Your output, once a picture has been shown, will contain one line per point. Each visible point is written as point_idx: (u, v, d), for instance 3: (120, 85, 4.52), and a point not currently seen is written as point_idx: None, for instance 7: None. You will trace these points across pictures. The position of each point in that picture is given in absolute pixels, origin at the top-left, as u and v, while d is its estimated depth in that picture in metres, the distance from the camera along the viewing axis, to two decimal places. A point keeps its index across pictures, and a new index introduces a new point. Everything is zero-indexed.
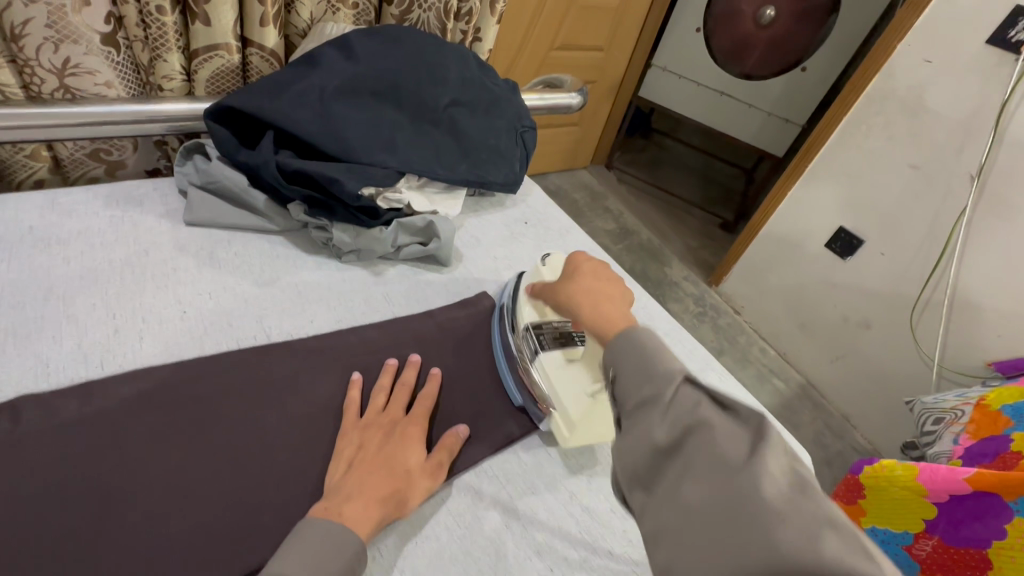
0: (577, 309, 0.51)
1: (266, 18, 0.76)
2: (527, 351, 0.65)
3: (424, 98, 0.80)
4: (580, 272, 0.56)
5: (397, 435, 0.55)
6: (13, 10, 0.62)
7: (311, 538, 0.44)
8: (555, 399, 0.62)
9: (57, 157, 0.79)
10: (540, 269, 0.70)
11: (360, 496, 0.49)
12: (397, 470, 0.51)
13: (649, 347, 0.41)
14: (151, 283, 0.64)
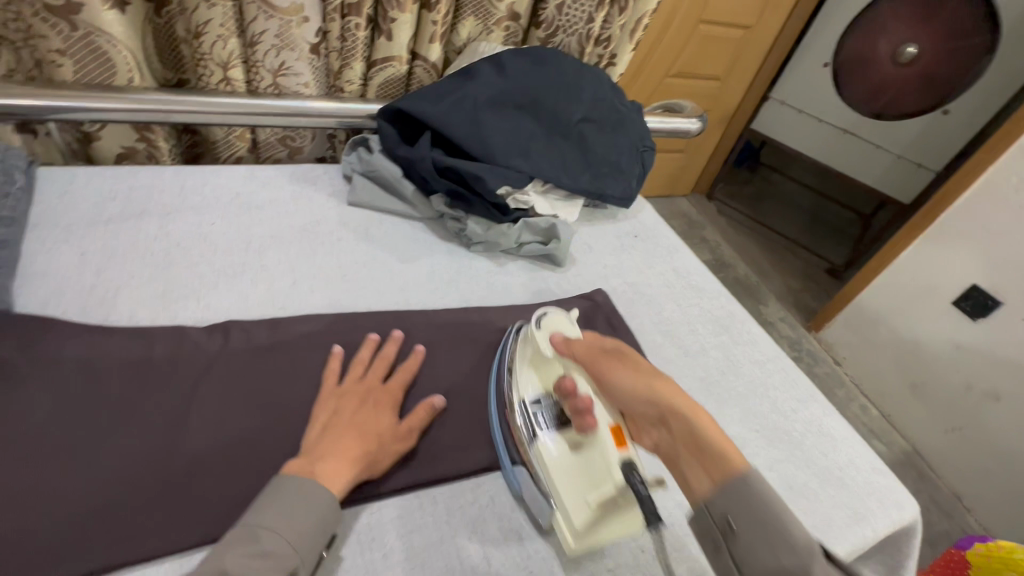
0: (693, 430, 0.46)
1: (435, 36, 0.88)
2: (523, 433, 0.59)
3: (559, 112, 0.87)
4: (638, 366, 0.55)
5: (371, 402, 0.58)
6: (256, 23, 0.78)
7: (292, 495, 0.47)
8: (552, 494, 0.56)
9: (255, 140, 0.96)
10: (534, 331, 0.63)
11: (331, 455, 0.51)
12: (371, 436, 0.54)
13: (764, 498, 0.41)
14: (321, 248, 0.77)
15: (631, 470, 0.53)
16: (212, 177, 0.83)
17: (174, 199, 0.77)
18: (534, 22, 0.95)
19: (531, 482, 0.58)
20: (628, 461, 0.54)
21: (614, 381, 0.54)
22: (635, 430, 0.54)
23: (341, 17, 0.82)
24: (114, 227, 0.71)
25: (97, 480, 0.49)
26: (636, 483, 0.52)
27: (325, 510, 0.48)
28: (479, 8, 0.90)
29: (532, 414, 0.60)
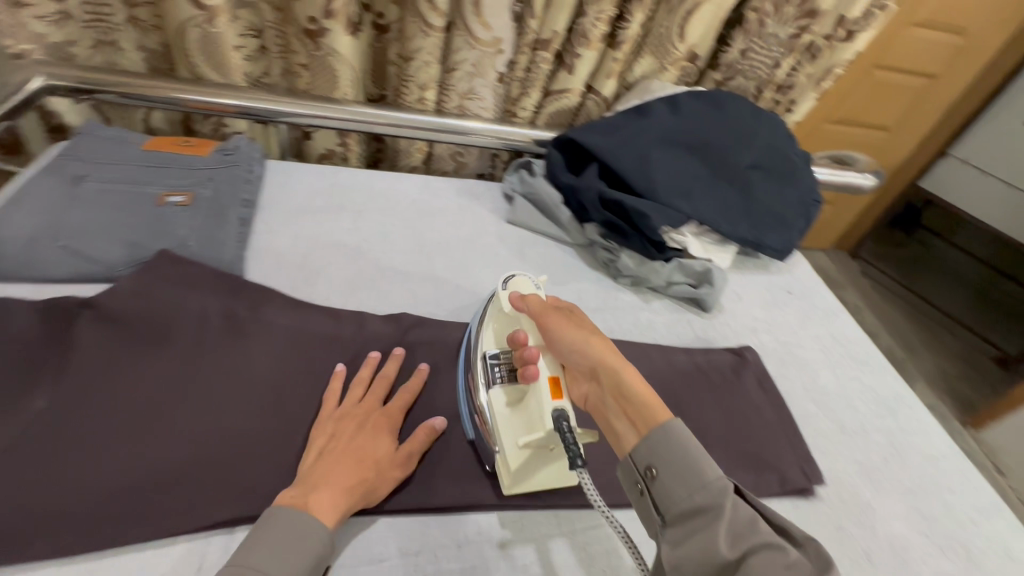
0: (619, 380, 0.50)
1: (613, 73, 0.91)
2: (484, 378, 0.59)
3: (729, 157, 0.86)
4: (587, 325, 0.57)
5: (369, 427, 0.56)
6: (459, 52, 0.86)
7: (282, 529, 0.46)
8: (496, 437, 0.57)
9: (430, 152, 1.05)
10: (500, 293, 0.64)
11: (325, 483, 0.50)
12: (366, 462, 0.53)
13: (689, 450, 0.44)
14: (482, 260, 0.83)
15: (561, 418, 0.53)
16: (395, 183, 0.93)
17: (365, 199, 0.88)
18: (711, 63, 0.95)
19: (475, 422, 0.60)
20: (563, 412, 0.54)
21: (560, 337, 0.56)
22: (571, 385, 0.56)
23: (531, 51, 0.88)
24: (319, 217, 0.82)
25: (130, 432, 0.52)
26: (569, 446, 0.50)
27: (316, 543, 0.46)
28: (659, 49, 0.90)
29: (498, 366, 0.60)
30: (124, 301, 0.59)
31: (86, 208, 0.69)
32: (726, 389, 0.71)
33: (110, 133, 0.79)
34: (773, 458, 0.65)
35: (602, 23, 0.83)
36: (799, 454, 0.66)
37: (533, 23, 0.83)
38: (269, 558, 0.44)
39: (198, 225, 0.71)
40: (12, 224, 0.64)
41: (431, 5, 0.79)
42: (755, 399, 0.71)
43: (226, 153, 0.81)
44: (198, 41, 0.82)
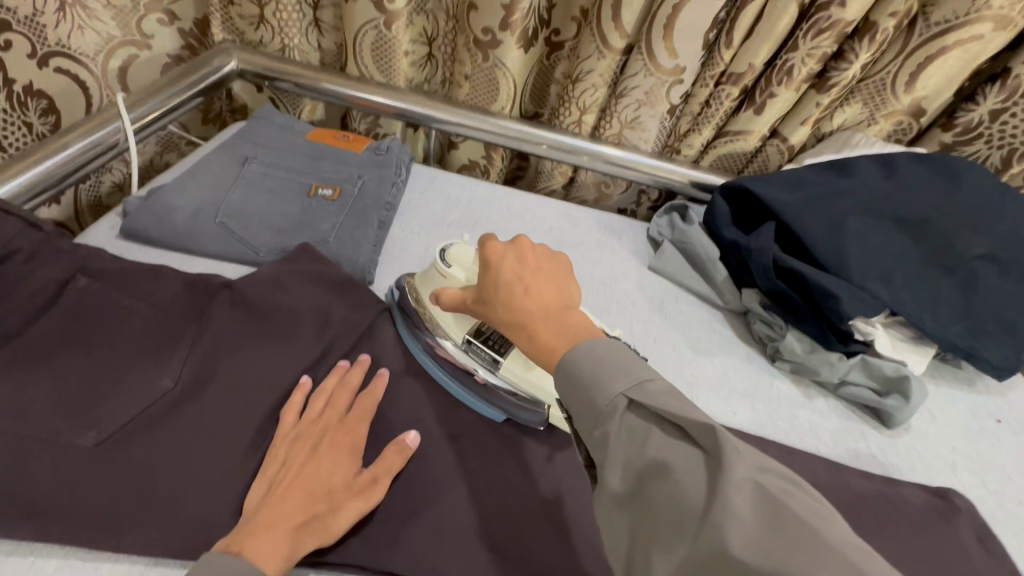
0: (516, 305, 0.44)
1: (810, 119, 0.77)
2: (480, 361, 0.57)
3: (953, 240, 0.68)
4: (504, 286, 0.45)
5: (324, 449, 0.48)
6: (633, 78, 0.77)
7: (222, 571, 0.37)
8: (540, 395, 0.56)
9: (573, 178, 0.97)
10: (440, 269, 0.59)
11: (275, 523, 0.42)
12: (319, 493, 0.45)
13: (602, 367, 0.38)
14: (616, 308, 0.74)
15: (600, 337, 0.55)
16: (533, 206, 0.87)
17: (500, 218, 0.83)
18: (943, 122, 0.76)
19: (494, 395, 0.56)
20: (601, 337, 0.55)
21: (490, 280, 0.47)
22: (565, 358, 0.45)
23: (714, 85, 0.77)
24: (452, 231, 0.79)
25: (178, 436, 0.47)
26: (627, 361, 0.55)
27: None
28: (875, 97, 0.75)
29: (483, 349, 0.58)
30: (262, 289, 0.58)
31: (248, 189, 0.71)
32: (927, 535, 0.55)
33: (281, 120, 0.83)
34: None
35: (813, 61, 0.70)
36: None
37: (726, 54, 0.73)
38: None
39: (340, 222, 0.71)
40: (185, 195, 0.68)
41: (615, 23, 0.72)
42: (972, 559, 0.54)
43: (379, 152, 0.81)
44: (373, 41, 0.83)
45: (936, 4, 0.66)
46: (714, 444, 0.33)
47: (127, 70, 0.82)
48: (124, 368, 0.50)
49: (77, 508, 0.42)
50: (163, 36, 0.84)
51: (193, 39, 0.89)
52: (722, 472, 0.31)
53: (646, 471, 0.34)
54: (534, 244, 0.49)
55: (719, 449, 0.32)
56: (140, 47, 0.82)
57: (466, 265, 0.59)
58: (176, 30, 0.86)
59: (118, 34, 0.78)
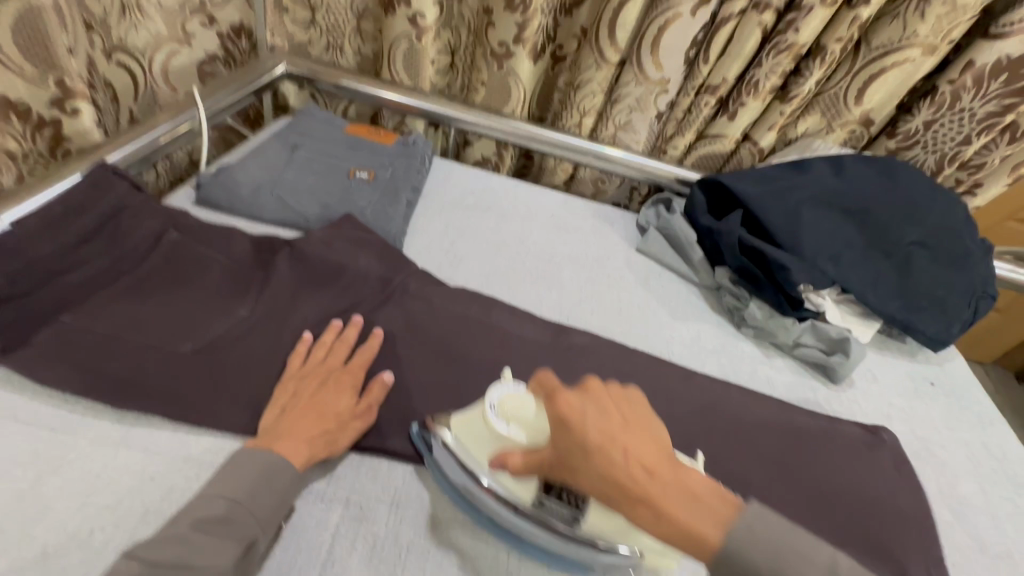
0: (592, 459, 0.43)
1: (776, 125, 0.90)
2: (561, 525, 0.49)
3: (891, 229, 0.81)
4: (602, 451, 0.43)
5: (329, 384, 0.57)
6: (626, 87, 0.91)
7: (247, 464, 0.48)
8: (629, 541, 0.50)
9: (574, 175, 1.10)
10: (496, 428, 0.53)
11: (292, 435, 0.52)
12: (328, 415, 0.54)
13: (731, 541, 0.40)
14: (607, 280, 0.86)
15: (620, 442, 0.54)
16: (538, 196, 1.00)
17: (510, 205, 0.96)
18: (888, 131, 0.89)
19: (585, 556, 0.50)
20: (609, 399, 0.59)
21: (570, 439, 0.44)
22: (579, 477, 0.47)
23: (695, 94, 0.90)
24: (469, 213, 0.92)
25: (253, 350, 0.59)
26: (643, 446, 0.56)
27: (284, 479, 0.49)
28: (830, 109, 0.88)
29: (561, 504, 0.50)
30: (315, 247, 0.71)
31: (298, 171, 0.84)
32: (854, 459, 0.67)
33: (324, 115, 0.96)
34: (896, 546, 0.60)
35: (776, 76, 0.83)
36: (930, 550, 0.61)
37: (704, 68, 0.86)
38: (241, 491, 0.46)
39: (375, 200, 0.84)
40: (247, 173, 0.81)
41: (611, 41, 0.86)
42: (886, 479, 0.66)
43: (407, 145, 0.94)
44: (404, 51, 0.97)
45: (874, 32, 0.80)
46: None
47: (167, 65, 0.88)
48: (210, 300, 0.63)
49: (180, 395, 0.54)
50: (203, 36, 0.93)
51: (228, 41, 0.98)
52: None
53: None
54: (607, 388, 0.47)
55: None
56: (180, 44, 0.89)
57: (529, 421, 0.52)
58: (214, 32, 0.95)
59: (165, 31, 0.85)
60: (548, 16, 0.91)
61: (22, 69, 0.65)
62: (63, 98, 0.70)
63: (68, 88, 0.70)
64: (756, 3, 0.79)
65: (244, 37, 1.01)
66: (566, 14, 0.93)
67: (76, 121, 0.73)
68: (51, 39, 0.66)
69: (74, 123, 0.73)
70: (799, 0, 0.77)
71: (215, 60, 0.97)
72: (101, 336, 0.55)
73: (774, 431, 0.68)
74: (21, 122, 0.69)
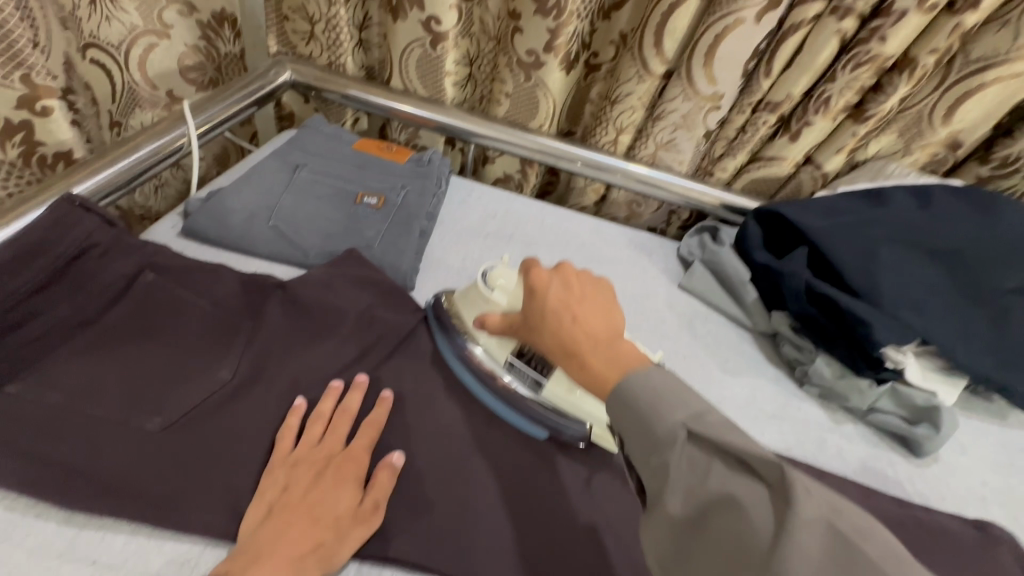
0: (567, 328, 0.46)
1: (846, 147, 0.78)
2: (525, 384, 0.58)
3: (988, 274, 0.69)
4: (553, 313, 0.47)
5: (325, 477, 0.47)
6: (671, 102, 0.80)
7: None
8: (583, 414, 0.57)
9: (605, 196, 0.99)
10: (485, 293, 0.62)
11: (278, 550, 0.42)
12: (323, 522, 0.44)
13: (660, 396, 0.39)
14: (646, 325, 0.75)
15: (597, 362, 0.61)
16: (567, 222, 0.89)
17: (534, 232, 0.85)
18: (978, 156, 0.77)
19: (537, 412, 0.57)
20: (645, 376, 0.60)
21: (537, 297, 0.49)
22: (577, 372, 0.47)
23: (751, 111, 0.79)
24: (489, 242, 0.81)
25: (234, 429, 0.50)
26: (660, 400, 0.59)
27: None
28: (911, 129, 0.76)
29: (526, 367, 0.59)
30: (313, 291, 0.62)
31: (298, 195, 0.75)
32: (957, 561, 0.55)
33: (330, 130, 0.86)
34: None
35: (852, 92, 0.71)
36: None
37: (764, 82, 0.75)
38: None
39: (384, 229, 0.74)
40: (241, 198, 0.72)
41: (657, 49, 0.74)
42: None
43: (421, 164, 0.84)
44: (419, 59, 0.86)
45: (975, 42, 0.68)
46: (780, 484, 0.33)
47: (146, 60, 0.78)
48: (187, 362, 0.53)
49: (141, 488, 0.45)
50: (180, 27, 0.80)
51: (210, 31, 0.84)
52: (790, 508, 0.32)
53: (716, 502, 0.34)
54: (580, 275, 0.51)
55: (785, 489, 0.33)
56: (159, 36, 0.78)
57: (510, 291, 0.61)
58: (194, 21, 0.82)
59: (141, 23, 0.75)
60: (584, 21, 0.80)
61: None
62: (32, 97, 0.62)
63: (36, 85, 0.62)
64: (834, 8, 0.67)
65: (229, 27, 0.87)
66: (605, 18, 0.82)
67: (50, 121, 0.65)
68: (10, 32, 0.58)
69: (47, 124, 0.65)
70: (887, 4, 0.65)
71: (197, 52, 0.84)
72: (52, 412, 0.46)
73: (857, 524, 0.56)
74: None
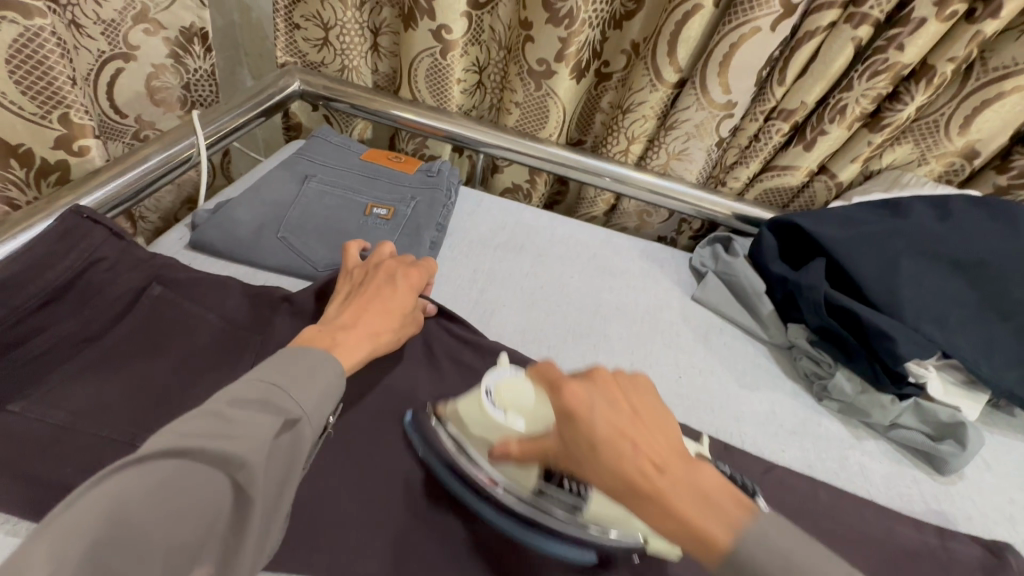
0: (595, 426, 0.36)
1: (861, 157, 0.77)
2: (562, 513, 0.48)
3: (1011, 285, 0.67)
4: (656, 485, 0.35)
5: (391, 280, 0.58)
6: (685, 111, 0.79)
7: (293, 364, 0.42)
8: (633, 532, 0.47)
9: (615, 206, 0.98)
10: (494, 415, 0.48)
11: (358, 327, 0.52)
12: (389, 315, 0.55)
13: (787, 570, 0.32)
14: (660, 336, 0.74)
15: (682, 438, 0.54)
16: (576, 232, 0.88)
17: (545, 244, 0.84)
18: (996, 165, 0.76)
19: (582, 541, 0.48)
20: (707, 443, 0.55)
21: (589, 414, 0.36)
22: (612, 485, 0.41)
23: (764, 119, 0.78)
24: (500, 253, 0.80)
25: None
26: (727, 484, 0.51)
27: (330, 376, 0.43)
28: (927, 138, 0.75)
29: (562, 492, 0.48)
30: (322, 305, 0.60)
31: (306, 207, 0.74)
32: None
33: (338, 140, 0.86)
34: None
35: (869, 101, 0.70)
36: None
37: (778, 91, 0.74)
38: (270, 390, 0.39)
39: (394, 240, 0.73)
40: (250, 210, 0.71)
41: (670, 58, 0.74)
42: None
43: (430, 174, 0.82)
44: (429, 69, 0.86)
45: (994, 51, 0.67)
46: None
47: (114, 86, 0.72)
48: (192, 377, 0.52)
49: None
50: (150, 47, 0.73)
51: (181, 49, 0.76)
52: None
53: None
54: (612, 374, 0.40)
55: None
56: (126, 60, 0.72)
57: (528, 409, 0.47)
58: (161, 40, 0.74)
59: (107, 47, 0.69)
60: (596, 30, 0.79)
61: (21, 106, 0.57)
62: (70, 136, 0.62)
63: (73, 124, 0.61)
64: (851, 15, 0.66)
65: (200, 43, 0.79)
66: (616, 26, 0.81)
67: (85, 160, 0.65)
68: (48, 66, 0.57)
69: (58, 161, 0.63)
70: (906, 12, 0.64)
71: (168, 71, 0.76)
72: (56, 432, 0.45)
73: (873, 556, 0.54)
74: (24, 169, 0.61)
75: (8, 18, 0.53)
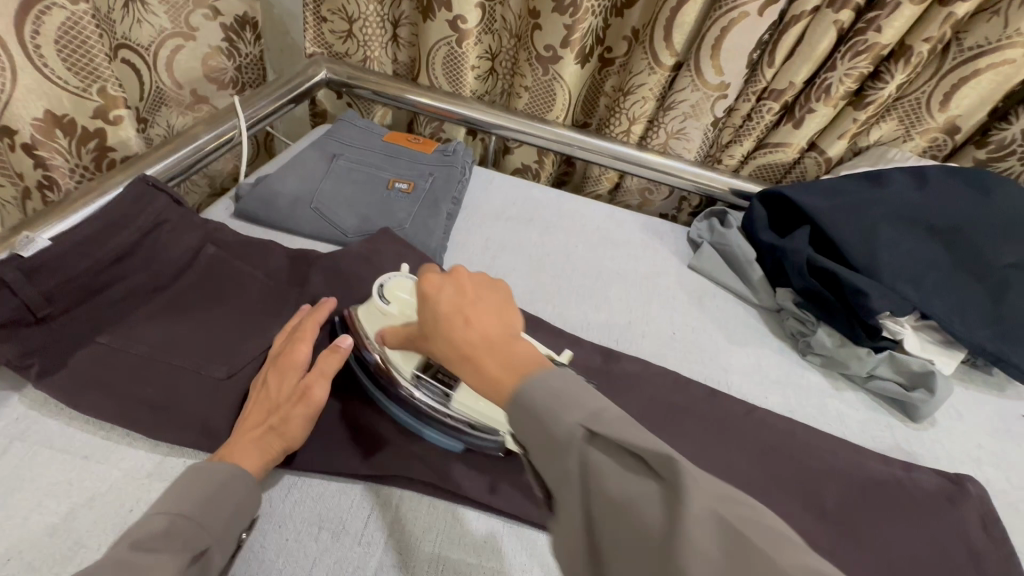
0: (436, 305, 0.38)
1: (846, 133, 0.83)
2: (439, 397, 0.54)
3: (984, 250, 0.72)
4: (448, 321, 0.38)
5: (275, 370, 0.52)
6: (681, 92, 0.85)
7: (199, 476, 0.44)
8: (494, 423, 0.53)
9: (619, 184, 1.05)
10: (381, 307, 0.56)
11: (237, 440, 0.48)
12: (272, 407, 0.50)
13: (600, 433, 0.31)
14: (657, 299, 0.81)
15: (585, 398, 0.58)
16: (581, 207, 0.95)
17: (552, 218, 0.91)
18: (976, 140, 0.81)
19: (449, 426, 0.54)
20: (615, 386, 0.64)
21: (428, 298, 0.39)
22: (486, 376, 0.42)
23: (756, 100, 0.84)
24: (510, 224, 0.88)
25: None
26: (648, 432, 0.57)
27: (243, 489, 0.45)
28: (910, 115, 0.80)
29: (442, 382, 0.54)
30: (352, 263, 0.68)
31: (337, 181, 0.82)
32: (935, 516, 0.59)
33: (363, 123, 0.93)
34: None
35: (851, 80, 0.76)
36: None
37: (768, 72, 0.80)
38: (191, 503, 0.42)
39: (414, 211, 0.80)
40: (286, 184, 0.79)
41: (666, 43, 0.80)
42: (971, 536, 0.58)
43: (446, 153, 0.90)
44: (445, 56, 0.93)
45: (968, 31, 0.72)
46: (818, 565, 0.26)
47: (173, 62, 0.83)
48: (243, 321, 0.61)
49: (210, 420, 0.52)
50: (207, 30, 0.85)
51: (232, 33, 0.89)
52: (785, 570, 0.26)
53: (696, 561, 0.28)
54: (473, 274, 0.41)
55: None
56: (186, 39, 0.83)
57: (411, 302, 0.56)
58: (219, 25, 0.86)
59: (169, 26, 0.80)
60: (599, 18, 0.85)
61: (67, 81, 0.63)
62: (105, 107, 0.68)
63: (109, 96, 0.68)
64: (832, 1, 0.72)
65: (250, 31, 0.93)
66: (618, 15, 0.88)
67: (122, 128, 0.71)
68: (88, 45, 0.63)
69: (118, 133, 0.71)
70: None
71: (220, 53, 0.89)
72: (134, 360, 0.54)
73: (841, 483, 0.60)
74: (68, 138, 0.66)
75: (58, 4, 0.59)
